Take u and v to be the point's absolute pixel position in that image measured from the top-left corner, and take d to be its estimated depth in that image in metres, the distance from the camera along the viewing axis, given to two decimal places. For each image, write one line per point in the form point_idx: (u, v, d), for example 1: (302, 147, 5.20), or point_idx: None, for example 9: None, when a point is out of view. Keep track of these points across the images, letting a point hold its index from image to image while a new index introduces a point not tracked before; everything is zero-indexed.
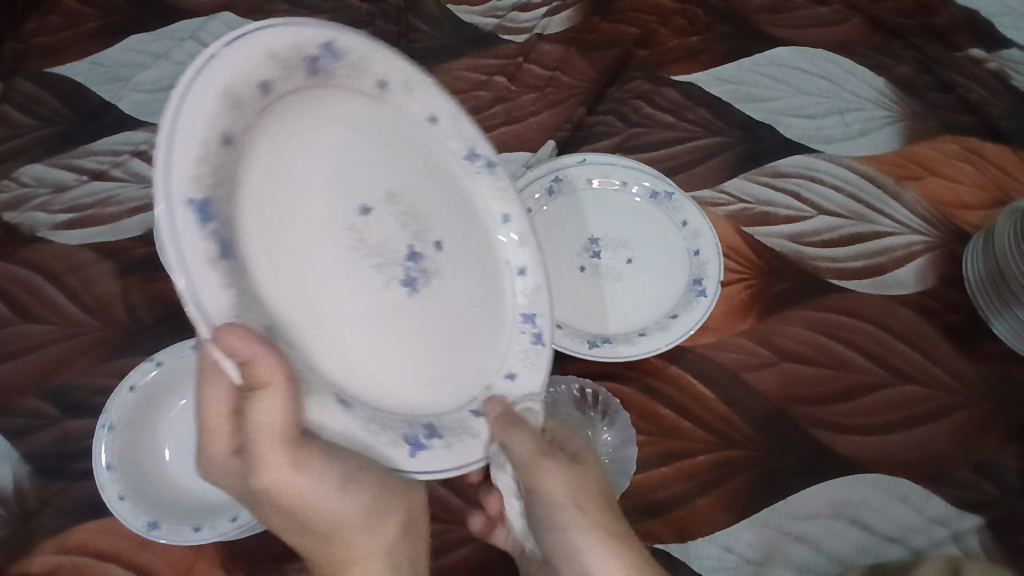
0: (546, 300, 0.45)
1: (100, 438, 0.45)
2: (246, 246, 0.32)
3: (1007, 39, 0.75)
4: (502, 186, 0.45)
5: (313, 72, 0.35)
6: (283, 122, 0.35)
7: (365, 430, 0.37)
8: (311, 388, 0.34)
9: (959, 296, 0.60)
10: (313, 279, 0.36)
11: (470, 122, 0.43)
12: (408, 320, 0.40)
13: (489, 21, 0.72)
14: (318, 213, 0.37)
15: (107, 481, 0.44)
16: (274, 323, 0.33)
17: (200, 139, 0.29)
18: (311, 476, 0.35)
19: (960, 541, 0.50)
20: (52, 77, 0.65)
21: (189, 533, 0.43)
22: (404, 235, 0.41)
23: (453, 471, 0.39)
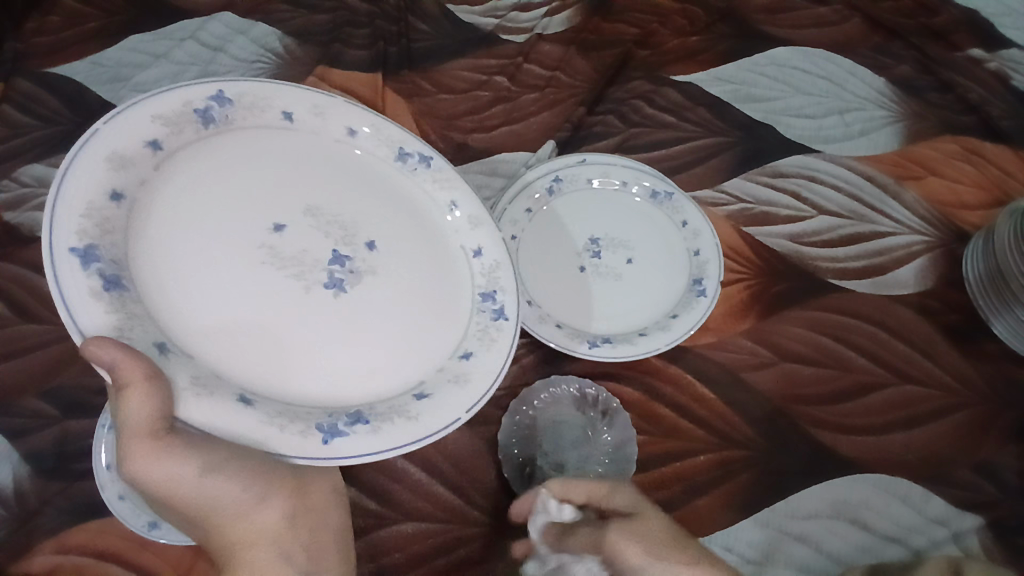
0: (506, 275, 0.46)
1: (100, 438, 0.48)
2: (140, 279, 0.34)
3: (1005, 39, 0.76)
4: (444, 176, 0.48)
5: (206, 123, 0.39)
6: (183, 172, 0.38)
7: (262, 423, 0.33)
8: (199, 386, 0.32)
9: (959, 296, 0.60)
10: (225, 294, 0.36)
11: (393, 128, 0.47)
12: (342, 320, 0.40)
13: (489, 21, 0.73)
14: (229, 234, 0.38)
15: (106, 481, 0.47)
16: (174, 343, 0.33)
17: (88, 199, 0.32)
18: (173, 466, 0.33)
19: (960, 542, 0.50)
20: (53, 78, 0.65)
21: (184, 534, 0.47)
22: (327, 242, 0.42)
23: (385, 454, 0.35)
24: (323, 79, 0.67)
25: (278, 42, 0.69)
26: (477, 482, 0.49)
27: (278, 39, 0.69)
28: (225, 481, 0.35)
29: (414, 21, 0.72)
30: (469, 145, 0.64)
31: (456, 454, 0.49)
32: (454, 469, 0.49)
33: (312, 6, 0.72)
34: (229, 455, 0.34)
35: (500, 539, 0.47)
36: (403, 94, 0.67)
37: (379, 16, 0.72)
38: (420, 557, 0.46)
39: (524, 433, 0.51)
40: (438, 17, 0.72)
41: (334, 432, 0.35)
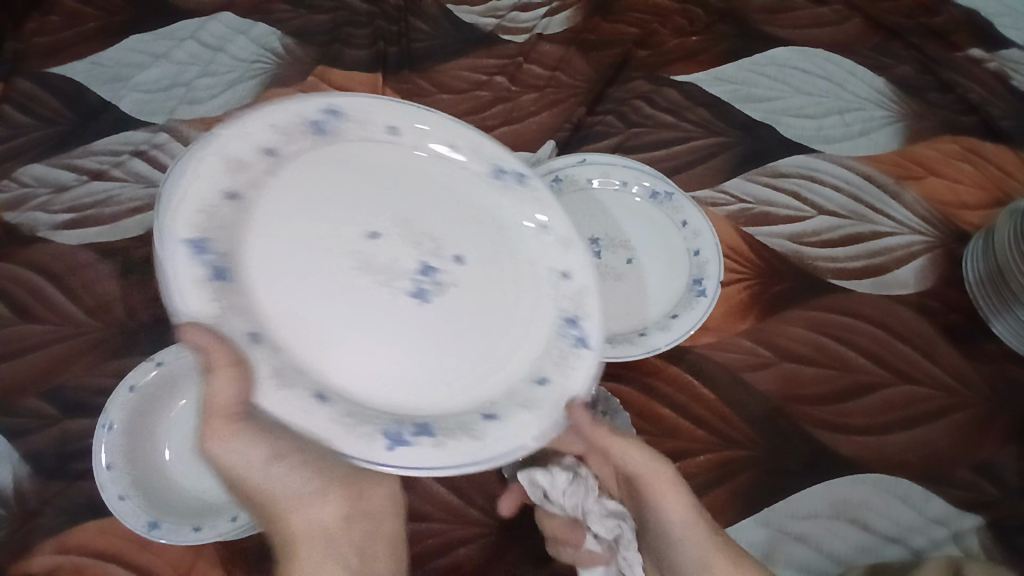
0: (593, 301, 0.42)
1: (100, 438, 0.45)
2: (246, 272, 0.36)
3: (1006, 39, 0.76)
4: (534, 193, 0.45)
5: (318, 134, 0.41)
6: (295, 178, 0.40)
7: (330, 422, 0.35)
8: (277, 377, 0.35)
9: (959, 296, 0.59)
10: (317, 299, 0.39)
11: (489, 143, 0.45)
12: (426, 327, 0.41)
13: (489, 21, 0.73)
14: (324, 241, 0.40)
15: (106, 481, 0.44)
16: (266, 333, 0.36)
17: (205, 196, 0.36)
18: (247, 447, 0.38)
19: (960, 542, 0.49)
20: (53, 78, 0.65)
21: (189, 533, 0.44)
22: (415, 253, 0.43)
23: (452, 469, 0.35)
24: (323, 79, 0.67)
25: (278, 43, 0.69)
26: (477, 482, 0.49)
27: (278, 39, 0.69)
28: (293, 473, 0.39)
29: (414, 21, 0.72)
30: None
31: None
32: None
33: (312, 6, 0.72)
34: (288, 447, 0.36)
35: (501, 539, 0.47)
36: (403, 94, 0.67)
37: (379, 16, 0.72)
38: (420, 557, 0.46)
39: None
40: (439, 18, 0.73)
41: (397, 442, 0.35)
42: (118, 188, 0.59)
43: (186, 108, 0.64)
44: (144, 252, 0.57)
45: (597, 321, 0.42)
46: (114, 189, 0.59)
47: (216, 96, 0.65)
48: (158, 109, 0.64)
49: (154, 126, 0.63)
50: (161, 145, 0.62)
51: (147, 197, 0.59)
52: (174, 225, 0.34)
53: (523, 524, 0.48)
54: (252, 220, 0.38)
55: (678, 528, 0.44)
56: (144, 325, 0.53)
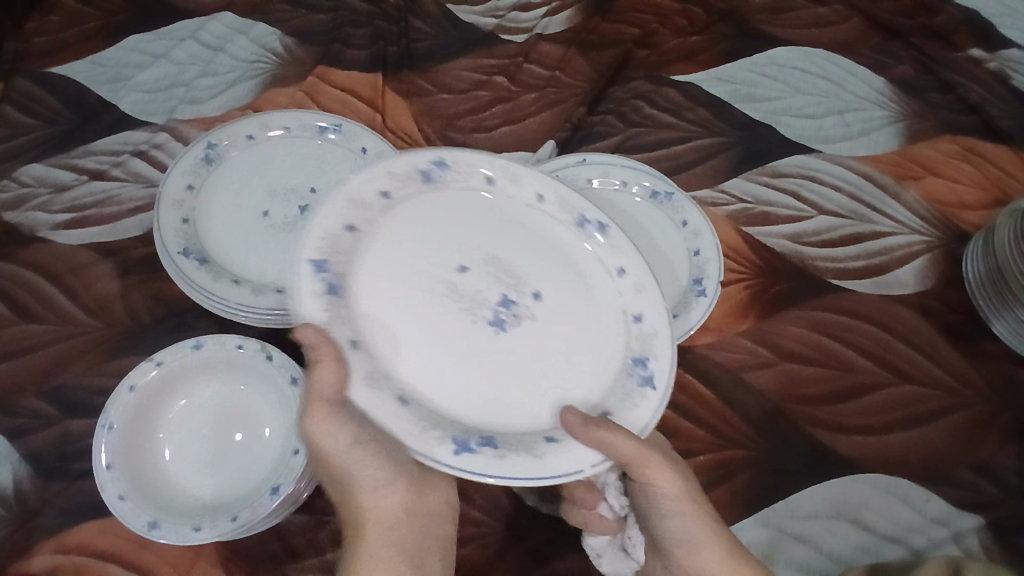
0: (666, 345, 0.40)
1: (100, 438, 0.45)
2: (354, 292, 0.38)
3: (1006, 39, 0.76)
4: (616, 246, 0.43)
5: (427, 182, 0.42)
6: (404, 220, 0.41)
7: (411, 424, 0.34)
8: (373, 377, 0.35)
9: (959, 296, 0.59)
10: (411, 323, 0.39)
11: (576, 194, 0.44)
12: (506, 358, 0.40)
13: (489, 21, 0.73)
14: (419, 272, 0.41)
15: (107, 481, 0.43)
16: (365, 343, 0.36)
17: (330, 228, 0.38)
18: (340, 430, 0.36)
19: (960, 542, 0.49)
20: (53, 77, 0.65)
21: (188, 533, 0.42)
22: (498, 286, 0.42)
23: (518, 480, 0.34)
24: (323, 79, 0.67)
25: (278, 42, 0.69)
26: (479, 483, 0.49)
27: (278, 38, 0.69)
28: (376, 462, 0.38)
29: (414, 21, 0.72)
30: (469, 146, 0.65)
31: None
32: None
33: (312, 6, 0.72)
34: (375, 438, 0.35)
35: (501, 539, 0.47)
36: (404, 94, 0.67)
37: (379, 16, 0.72)
38: None
39: None
40: (439, 17, 0.73)
41: (466, 448, 0.34)
42: (118, 188, 0.59)
43: (186, 108, 0.64)
44: (144, 252, 0.56)
45: (668, 362, 0.40)
46: (114, 189, 0.59)
47: (216, 96, 0.65)
48: (158, 109, 0.64)
49: (154, 126, 0.63)
50: (161, 145, 0.62)
51: (147, 197, 0.59)
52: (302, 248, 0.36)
53: (522, 524, 0.48)
54: (365, 251, 0.39)
55: (669, 505, 0.41)
56: (144, 325, 0.53)
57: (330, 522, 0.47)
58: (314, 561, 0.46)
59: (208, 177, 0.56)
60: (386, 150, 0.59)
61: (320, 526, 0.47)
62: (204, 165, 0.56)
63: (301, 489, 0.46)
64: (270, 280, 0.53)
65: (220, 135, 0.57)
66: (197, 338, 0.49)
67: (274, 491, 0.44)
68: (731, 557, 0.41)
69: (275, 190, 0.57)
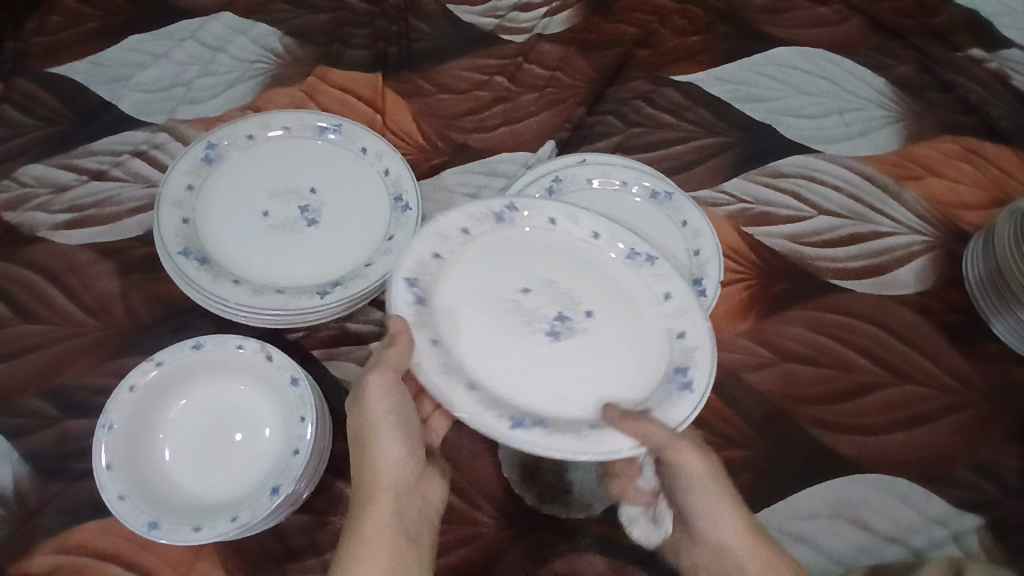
0: (706, 358, 0.42)
1: (100, 438, 0.44)
2: (438, 305, 0.44)
3: (1006, 39, 0.76)
4: (663, 275, 0.46)
5: (500, 221, 0.47)
6: (482, 253, 0.46)
7: (475, 404, 0.40)
8: (451, 367, 0.41)
9: (959, 296, 0.59)
10: (481, 333, 0.44)
11: (626, 231, 0.47)
12: (562, 364, 0.44)
13: (489, 21, 0.73)
14: (490, 294, 0.46)
15: (107, 481, 0.43)
16: (445, 343, 0.42)
17: (421, 253, 0.44)
18: (386, 398, 0.45)
19: (961, 542, 0.49)
20: (52, 77, 0.65)
21: (188, 533, 0.41)
22: (556, 306, 0.46)
23: (563, 454, 0.38)
24: (323, 79, 0.67)
25: (278, 42, 0.69)
26: (479, 483, 0.49)
27: (278, 39, 0.69)
28: (399, 436, 0.46)
29: (414, 21, 0.72)
30: (469, 146, 0.65)
31: (457, 454, 0.50)
32: (454, 470, 0.50)
33: (312, 6, 0.72)
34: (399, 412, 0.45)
35: (501, 539, 0.47)
36: (404, 94, 0.67)
37: (379, 16, 0.72)
38: None
39: None
40: (439, 17, 0.73)
41: (520, 426, 0.39)
42: (118, 188, 0.59)
43: (186, 108, 0.64)
44: (144, 251, 0.56)
45: (706, 373, 0.42)
46: (114, 189, 0.59)
47: (216, 96, 0.65)
48: (158, 109, 0.64)
49: (154, 126, 0.63)
50: (161, 145, 0.62)
51: (148, 197, 0.59)
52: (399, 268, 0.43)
53: (522, 524, 0.48)
54: (449, 278, 0.45)
55: (693, 483, 0.45)
56: (144, 325, 0.53)
57: (330, 522, 0.47)
58: (314, 561, 0.46)
59: (208, 177, 0.56)
60: (386, 151, 0.59)
61: (320, 526, 0.47)
62: (204, 165, 0.56)
63: (301, 489, 0.46)
64: (270, 281, 0.53)
65: (220, 136, 0.57)
66: (198, 338, 0.49)
67: (274, 491, 0.43)
68: (746, 526, 0.45)
69: (274, 190, 0.57)
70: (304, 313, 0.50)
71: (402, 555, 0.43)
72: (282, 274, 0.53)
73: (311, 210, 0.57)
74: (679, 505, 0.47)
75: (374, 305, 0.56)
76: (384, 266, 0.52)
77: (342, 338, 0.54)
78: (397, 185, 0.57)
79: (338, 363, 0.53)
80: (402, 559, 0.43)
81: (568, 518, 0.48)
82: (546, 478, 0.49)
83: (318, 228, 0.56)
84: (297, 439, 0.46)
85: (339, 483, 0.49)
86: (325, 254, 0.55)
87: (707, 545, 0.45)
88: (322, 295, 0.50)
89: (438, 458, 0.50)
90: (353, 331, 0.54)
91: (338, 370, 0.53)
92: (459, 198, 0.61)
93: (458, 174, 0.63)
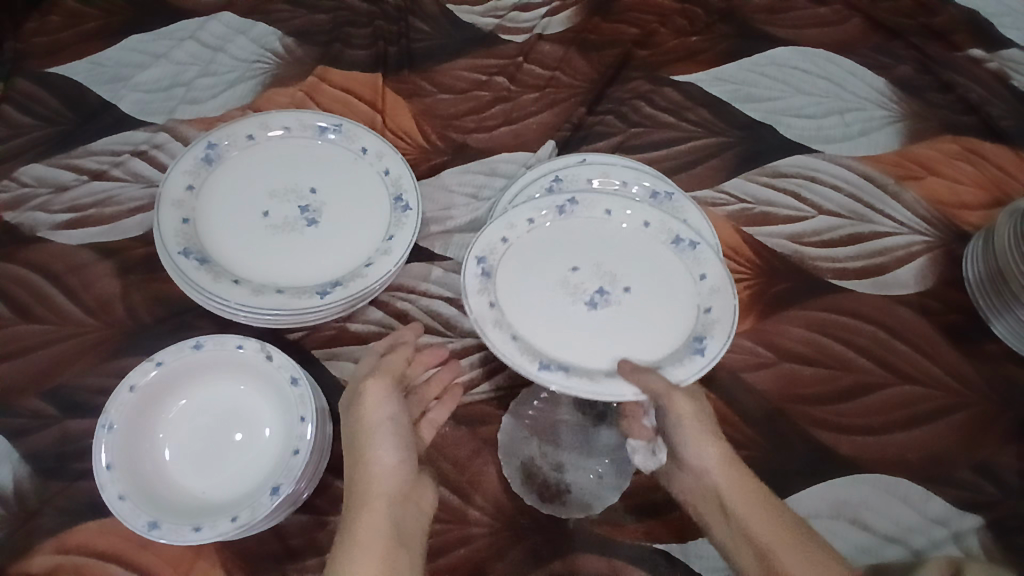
0: (723, 330, 0.49)
1: (100, 438, 0.44)
2: (499, 277, 0.51)
3: (1006, 39, 0.76)
4: (702, 258, 0.52)
5: (562, 213, 0.54)
6: (544, 238, 0.54)
7: (522, 356, 0.47)
8: (499, 325, 0.48)
9: (959, 296, 0.59)
10: (531, 300, 0.51)
11: (675, 219, 0.54)
12: (598, 329, 0.51)
13: (489, 21, 0.73)
14: (545, 271, 0.53)
15: (107, 481, 0.43)
16: (501, 308, 0.50)
17: (493, 236, 0.52)
18: (385, 403, 0.48)
19: (960, 542, 0.49)
20: (52, 77, 0.65)
21: (189, 533, 0.41)
22: (599, 281, 0.53)
23: (588, 395, 0.46)
24: (323, 79, 0.67)
25: (278, 42, 0.69)
26: (478, 483, 0.49)
27: (278, 38, 0.69)
28: (392, 443, 0.47)
29: (415, 21, 0.72)
30: (469, 146, 0.65)
31: (457, 454, 0.50)
32: (455, 470, 0.50)
33: (312, 6, 0.72)
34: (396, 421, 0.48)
35: (501, 539, 0.47)
36: (404, 94, 0.67)
37: (379, 16, 0.72)
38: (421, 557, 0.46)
39: (524, 433, 0.51)
40: (439, 17, 0.73)
41: (546, 368, 0.47)
42: (118, 188, 0.59)
43: (187, 108, 0.64)
44: (144, 251, 0.56)
45: (721, 341, 0.48)
46: (114, 189, 0.59)
47: (216, 96, 0.65)
48: (158, 109, 0.64)
49: (154, 126, 0.63)
50: (161, 145, 0.62)
51: (148, 197, 0.59)
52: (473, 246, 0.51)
53: (522, 523, 0.48)
54: (513, 257, 0.52)
55: (687, 424, 0.49)
56: (144, 325, 0.53)
57: (330, 522, 0.47)
58: (314, 561, 0.46)
59: (208, 177, 0.56)
60: (386, 151, 0.59)
61: (320, 525, 0.47)
62: (204, 165, 0.56)
63: (301, 489, 0.46)
64: (270, 281, 0.53)
65: (220, 136, 0.57)
66: (197, 338, 0.48)
67: (274, 491, 0.43)
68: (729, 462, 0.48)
69: (274, 190, 0.57)
70: (304, 313, 0.50)
71: (394, 558, 0.43)
72: (282, 274, 0.53)
73: (311, 210, 0.57)
74: (669, 441, 0.50)
75: (374, 305, 0.56)
76: (383, 266, 0.52)
77: (341, 338, 0.54)
78: (397, 185, 0.57)
79: (338, 363, 0.53)
80: (393, 562, 0.43)
81: (568, 518, 0.48)
82: (546, 479, 0.49)
83: (318, 228, 0.56)
84: (297, 439, 0.46)
85: (339, 483, 0.49)
86: (326, 254, 0.55)
87: (693, 472, 0.48)
88: (322, 295, 0.50)
89: (438, 458, 0.50)
90: (353, 331, 0.54)
91: (338, 370, 0.53)
92: (458, 199, 0.62)
93: (458, 174, 0.63)
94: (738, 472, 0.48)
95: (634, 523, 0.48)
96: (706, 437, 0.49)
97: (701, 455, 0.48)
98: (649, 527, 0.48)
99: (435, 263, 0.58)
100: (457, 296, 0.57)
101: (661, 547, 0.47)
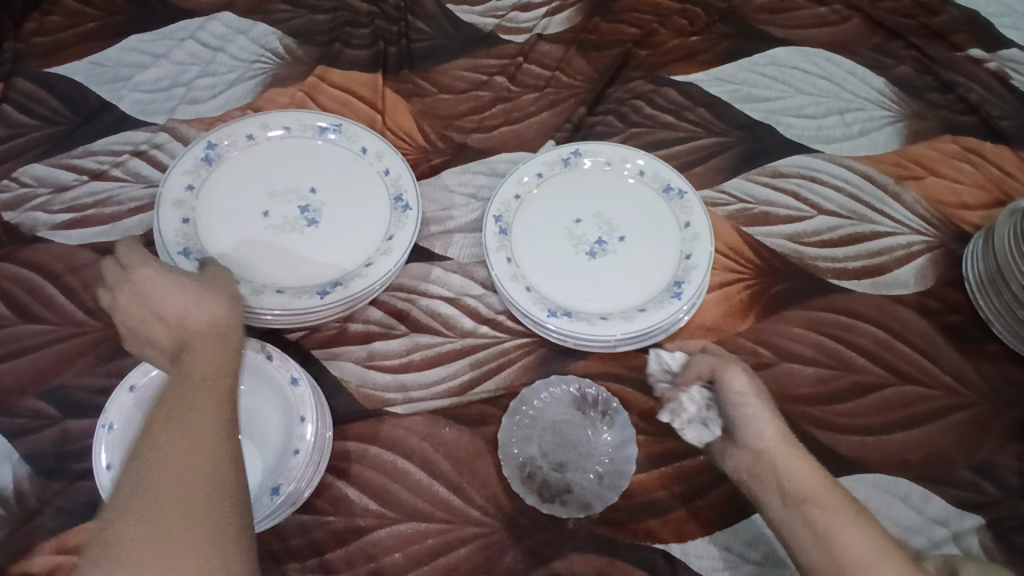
0: (699, 276, 0.54)
1: (100, 438, 0.45)
2: (513, 234, 0.57)
3: (1006, 39, 0.76)
4: (688, 207, 0.58)
5: (566, 165, 0.61)
6: (548, 193, 0.60)
7: (532, 303, 0.52)
8: (512, 276, 0.54)
9: (958, 296, 0.59)
10: (541, 254, 0.57)
11: (668, 170, 0.60)
12: (597, 275, 0.56)
13: (489, 21, 0.73)
14: (552, 223, 0.58)
15: (107, 482, 0.43)
16: (514, 259, 0.56)
17: (507, 198, 0.58)
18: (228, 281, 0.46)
19: (960, 542, 0.49)
20: (51, 77, 0.66)
21: None
22: (598, 231, 0.58)
23: (580, 338, 0.51)
24: (323, 80, 0.67)
25: (278, 42, 0.69)
26: (479, 483, 0.49)
27: (278, 38, 0.69)
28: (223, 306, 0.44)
29: (414, 21, 0.72)
30: (469, 145, 0.64)
31: (457, 454, 0.50)
32: (454, 469, 0.49)
33: (312, 6, 0.72)
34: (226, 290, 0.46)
35: (502, 538, 0.47)
36: (404, 94, 0.67)
37: (379, 16, 0.72)
38: (420, 557, 0.46)
39: (524, 432, 0.51)
40: (439, 17, 0.73)
41: (554, 315, 0.52)
42: (118, 188, 0.60)
43: (187, 108, 0.64)
44: None
45: (696, 285, 0.53)
46: (115, 189, 0.59)
47: (216, 96, 0.65)
48: (159, 110, 0.64)
49: (156, 127, 0.63)
50: (161, 145, 0.62)
51: (148, 197, 0.59)
52: (493, 206, 0.57)
53: (523, 523, 0.47)
54: (524, 214, 0.59)
55: (746, 399, 0.49)
56: None
57: (330, 522, 0.47)
58: (314, 561, 0.45)
59: (208, 177, 0.57)
60: (386, 151, 0.59)
61: (320, 526, 0.47)
62: (204, 165, 0.57)
63: (303, 487, 0.46)
64: (270, 279, 0.53)
65: (220, 135, 0.58)
66: None
67: (274, 491, 0.44)
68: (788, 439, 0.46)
69: (274, 190, 0.57)
70: (306, 313, 0.50)
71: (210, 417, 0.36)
72: (284, 267, 0.54)
73: (311, 210, 0.57)
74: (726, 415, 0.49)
75: (373, 305, 0.56)
76: (384, 266, 0.53)
77: (341, 339, 0.54)
78: (397, 184, 0.58)
79: (338, 363, 0.53)
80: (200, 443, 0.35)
81: (568, 519, 0.47)
82: (546, 479, 0.49)
83: (319, 228, 0.56)
84: (297, 439, 0.46)
85: (340, 483, 0.48)
86: (327, 251, 0.55)
87: (759, 456, 0.46)
88: (322, 295, 0.51)
89: (438, 459, 0.50)
90: (353, 331, 0.55)
91: (338, 370, 0.53)
92: (458, 199, 0.62)
93: (458, 174, 0.63)
94: (805, 454, 0.46)
95: (634, 523, 0.48)
96: (769, 417, 0.48)
97: (760, 429, 0.47)
98: (649, 527, 0.48)
99: (436, 263, 0.58)
100: (457, 296, 0.57)
101: (661, 547, 0.47)
